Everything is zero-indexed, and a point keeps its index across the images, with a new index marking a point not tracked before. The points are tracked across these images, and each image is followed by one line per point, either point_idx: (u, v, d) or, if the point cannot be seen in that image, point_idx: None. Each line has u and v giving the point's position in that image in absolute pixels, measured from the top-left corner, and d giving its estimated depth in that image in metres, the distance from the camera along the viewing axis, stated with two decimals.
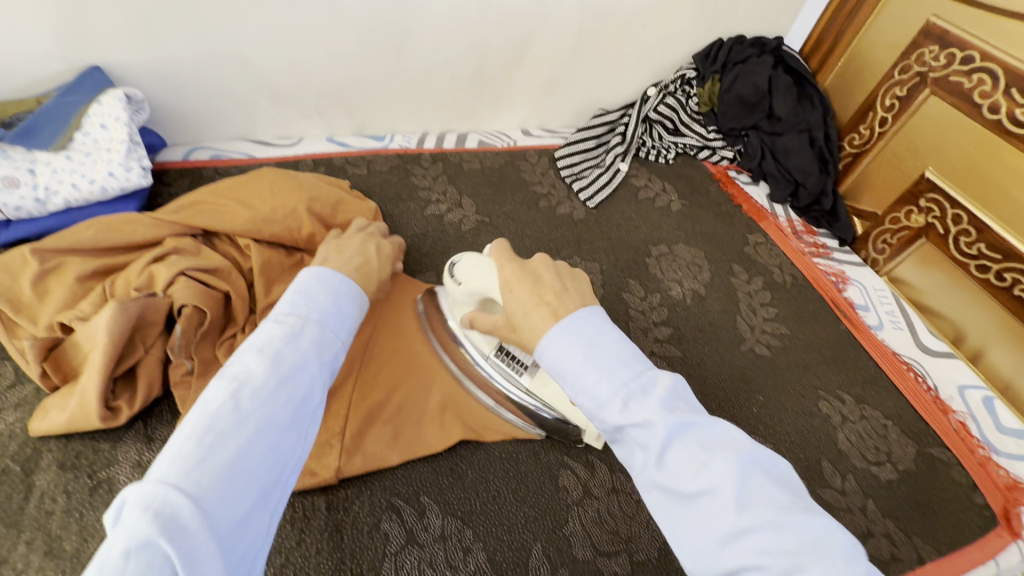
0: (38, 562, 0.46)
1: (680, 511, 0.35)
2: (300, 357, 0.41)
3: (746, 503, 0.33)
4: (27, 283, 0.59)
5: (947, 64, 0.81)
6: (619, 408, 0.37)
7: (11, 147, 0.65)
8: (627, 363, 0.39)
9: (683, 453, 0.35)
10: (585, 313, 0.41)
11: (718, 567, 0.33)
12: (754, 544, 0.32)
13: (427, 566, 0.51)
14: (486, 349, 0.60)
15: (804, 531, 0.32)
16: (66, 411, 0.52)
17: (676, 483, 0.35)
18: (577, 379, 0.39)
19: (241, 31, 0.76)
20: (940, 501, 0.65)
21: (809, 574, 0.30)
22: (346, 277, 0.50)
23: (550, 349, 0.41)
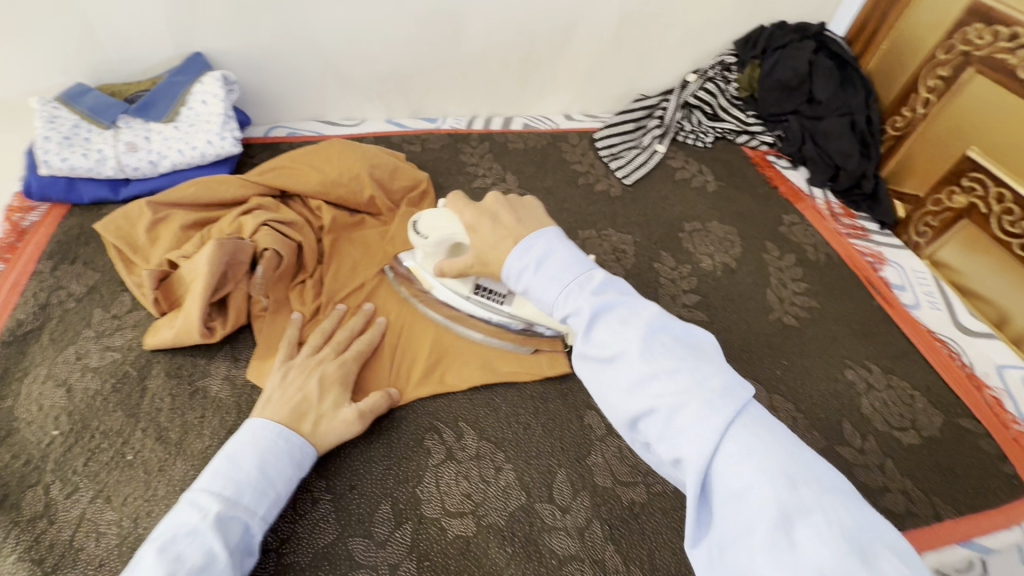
0: (151, 444, 0.56)
1: (603, 373, 0.43)
2: (203, 555, 0.42)
3: (651, 356, 0.40)
4: (143, 229, 0.71)
5: (993, 41, 0.81)
6: (564, 301, 0.45)
7: (132, 119, 0.78)
8: (567, 271, 0.47)
9: (606, 330, 0.43)
10: (534, 240, 0.50)
11: (628, 411, 0.41)
12: (654, 390, 0.39)
13: (463, 479, 0.58)
14: (465, 291, 0.66)
15: (695, 374, 0.39)
16: (173, 329, 0.62)
17: (597, 351, 0.43)
18: (528, 280, 0.48)
19: (317, 23, 0.87)
20: (964, 467, 0.66)
21: (692, 406, 0.38)
22: (281, 428, 0.52)
23: (511, 270, 0.50)
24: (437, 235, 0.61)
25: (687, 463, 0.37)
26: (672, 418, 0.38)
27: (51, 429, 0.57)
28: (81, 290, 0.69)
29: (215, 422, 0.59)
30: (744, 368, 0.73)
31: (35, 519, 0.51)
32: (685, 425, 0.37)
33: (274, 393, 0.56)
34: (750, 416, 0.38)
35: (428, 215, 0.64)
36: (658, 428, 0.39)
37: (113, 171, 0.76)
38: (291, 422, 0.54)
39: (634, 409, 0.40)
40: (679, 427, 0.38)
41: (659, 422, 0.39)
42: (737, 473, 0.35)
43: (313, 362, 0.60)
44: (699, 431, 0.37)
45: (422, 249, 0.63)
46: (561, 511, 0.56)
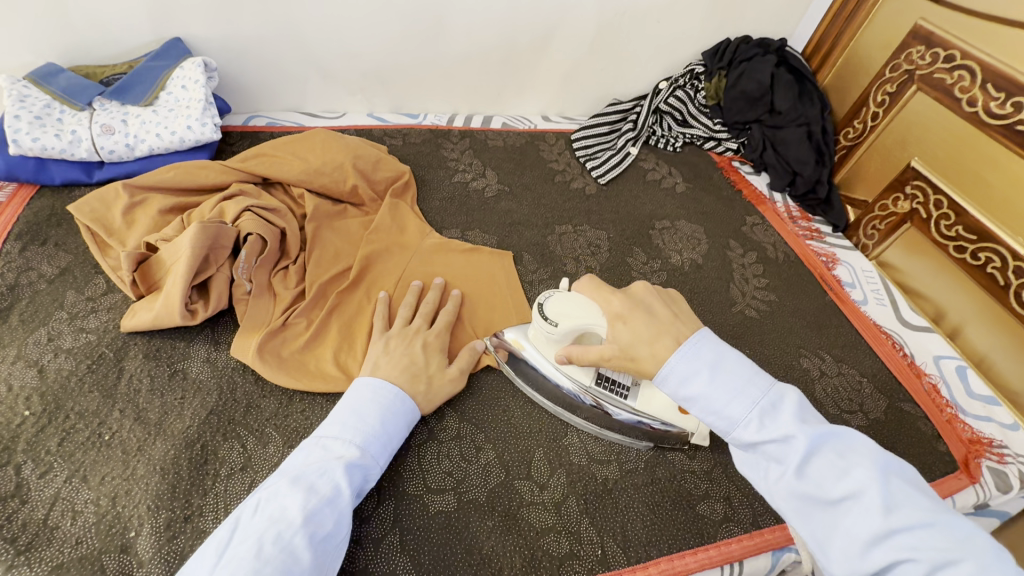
0: (129, 425, 0.56)
1: (824, 513, 0.41)
2: (332, 490, 0.47)
3: (891, 506, 0.38)
4: (119, 211, 0.70)
5: (932, 61, 0.89)
6: (756, 426, 0.44)
7: (108, 101, 0.77)
8: (734, 377, 0.46)
9: (790, 424, 0.43)
10: (687, 343, 0.49)
11: (866, 562, 0.38)
12: (829, 461, 0.41)
13: (444, 457, 0.60)
14: (587, 381, 0.61)
15: (952, 529, 0.36)
16: (151, 312, 0.62)
17: (816, 488, 0.41)
18: (688, 382, 0.48)
19: (301, 15, 0.88)
20: (904, 446, 0.72)
21: (961, 564, 0.34)
22: (398, 390, 0.57)
23: (666, 381, 0.49)
24: (570, 320, 0.57)
25: None
26: (852, 492, 0.40)
27: (22, 410, 0.55)
28: (51, 272, 0.67)
29: (195, 403, 0.59)
30: None
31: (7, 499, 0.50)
32: (855, 483, 0.40)
33: (382, 358, 0.61)
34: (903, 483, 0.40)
35: (557, 296, 0.60)
36: (832, 492, 0.41)
37: (87, 153, 0.75)
38: (408, 384, 0.59)
39: (808, 484, 0.41)
40: (852, 493, 0.40)
41: (913, 573, 0.36)
42: (905, 518, 0.37)
43: (414, 332, 0.65)
44: (878, 490, 0.39)
45: (549, 335, 0.60)
46: (540, 487, 0.59)
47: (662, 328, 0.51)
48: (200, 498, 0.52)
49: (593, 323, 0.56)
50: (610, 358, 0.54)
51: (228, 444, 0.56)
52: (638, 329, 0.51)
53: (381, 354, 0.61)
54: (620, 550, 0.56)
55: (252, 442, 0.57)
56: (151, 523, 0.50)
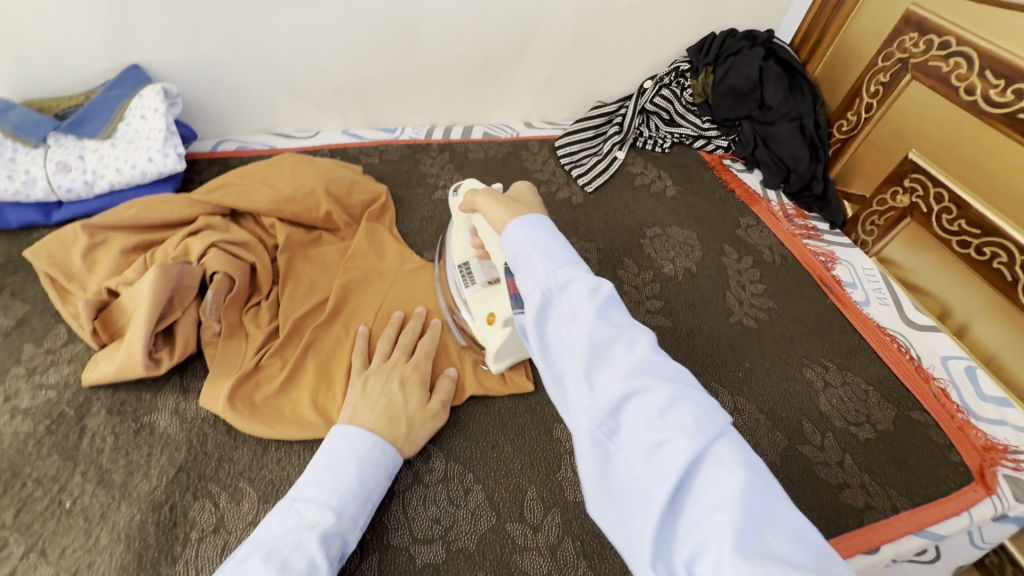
0: (92, 489, 0.52)
1: (598, 352, 0.39)
2: (307, 566, 0.43)
3: (652, 353, 0.39)
4: (78, 255, 0.66)
5: (926, 49, 0.85)
6: (567, 271, 0.43)
7: (64, 136, 0.73)
8: (569, 249, 0.45)
9: (617, 313, 0.41)
10: (537, 217, 0.47)
11: (619, 395, 0.37)
12: (651, 377, 0.38)
13: (431, 502, 0.57)
14: (455, 260, 0.68)
15: (688, 378, 0.39)
16: (114, 363, 0.58)
17: (604, 330, 0.39)
18: (525, 244, 0.45)
19: (265, 34, 0.84)
20: (916, 458, 0.69)
21: (690, 401, 0.36)
22: (376, 438, 0.54)
23: (513, 236, 0.46)
24: (469, 195, 0.69)
25: (670, 448, 0.35)
26: (666, 410, 0.36)
27: None
28: (9, 324, 0.64)
29: (163, 460, 0.55)
30: (707, 372, 0.74)
31: None
32: (678, 420, 0.35)
33: (360, 402, 0.57)
34: (733, 438, 0.35)
35: (474, 181, 0.70)
36: (646, 414, 0.36)
37: (43, 193, 0.71)
38: (386, 428, 0.55)
39: (623, 391, 0.37)
40: (672, 421, 0.35)
41: (654, 406, 0.36)
42: (717, 465, 0.34)
43: (391, 368, 0.62)
44: (695, 425, 0.35)
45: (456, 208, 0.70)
46: (533, 530, 0.56)
47: (532, 203, 0.57)
48: (170, 566, 0.49)
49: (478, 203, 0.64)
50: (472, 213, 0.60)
51: (198, 504, 0.53)
52: (522, 189, 0.60)
53: (357, 397, 0.58)
54: None
55: (224, 500, 0.53)
56: None
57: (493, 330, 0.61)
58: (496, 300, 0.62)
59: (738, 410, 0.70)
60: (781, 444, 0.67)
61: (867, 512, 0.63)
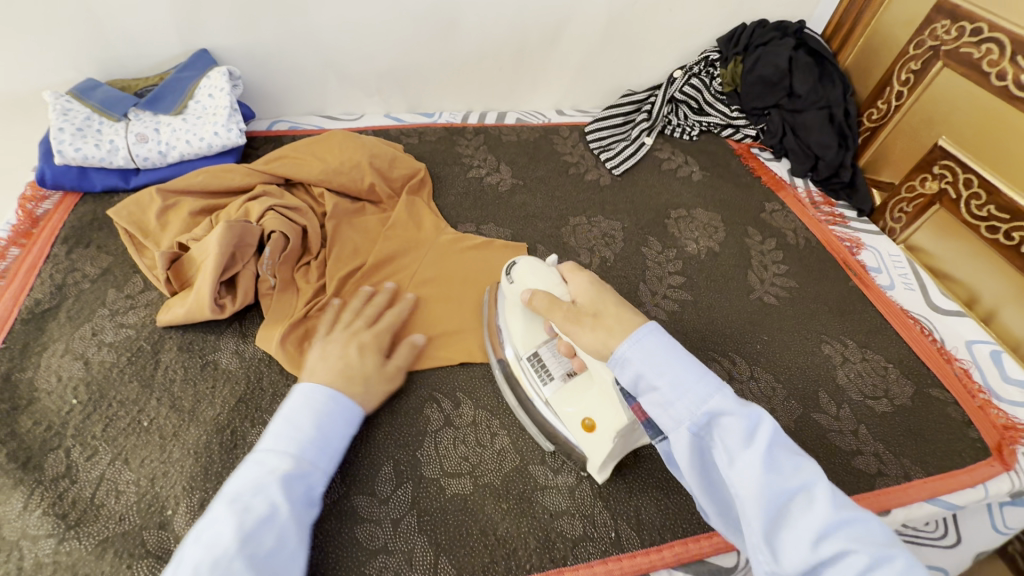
0: (165, 412, 0.60)
1: (768, 496, 0.39)
2: (268, 508, 0.45)
3: (834, 502, 0.38)
4: (153, 214, 0.74)
5: (958, 36, 0.85)
6: (720, 403, 0.43)
7: (142, 111, 0.81)
8: (704, 371, 0.45)
9: (782, 457, 0.40)
10: (643, 329, 0.48)
11: (806, 555, 0.37)
12: (842, 535, 0.36)
13: (460, 442, 0.62)
14: (521, 352, 0.63)
15: (875, 527, 0.37)
16: (185, 306, 0.65)
17: (778, 480, 0.39)
18: (659, 372, 0.45)
19: (319, 23, 0.91)
20: (932, 431, 0.70)
21: (883, 558, 0.35)
22: (332, 393, 0.55)
23: (631, 353, 0.47)
24: (528, 281, 0.62)
25: None
26: (863, 574, 0.35)
27: (70, 398, 0.60)
28: (95, 272, 0.72)
29: (225, 392, 0.62)
30: (725, 342, 0.77)
31: (58, 479, 0.54)
32: None
33: (318, 364, 0.59)
34: None
35: (529, 261, 0.64)
36: None
37: (124, 160, 0.80)
38: (343, 385, 0.57)
39: (811, 557, 0.36)
40: None
41: (848, 572, 0.35)
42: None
43: (351, 334, 0.63)
44: None
45: (512, 294, 0.64)
46: (553, 471, 0.60)
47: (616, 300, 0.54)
48: None
49: (554, 288, 0.60)
50: (550, 312, 0.57)
51: (256, 429, 0.59)
52: (588, 285, 0.57)
53: (315, 361, 0.60)
54: (635, 533, 0.57)
55: None
56: (187, 502, 0.53)
57: (595, 440, 0.56)
58: (589, 402, 0.57)
59: (755, 379, 0.73)
60: (797, 412, 0.70)
61: (879, 477, 0.65)
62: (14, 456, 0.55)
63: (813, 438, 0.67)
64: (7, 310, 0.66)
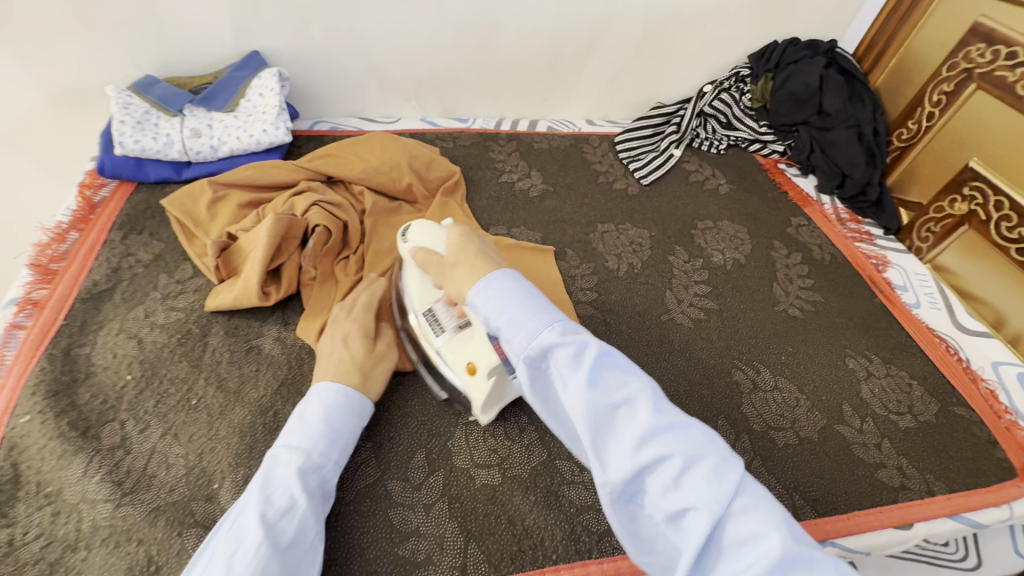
0: (212, 391, 0.63)
1: (601, 414, 0.39)
2: (288, 501, 0.48)
3: (658, 409, 0.39)
4: (205, 205, 0.78)
5: (992, 59, 0.86)
6: (558, 332, 0.42)
7: (196, 108, 0.86)
8: (547, 308, 0.44)
9: (611, 375, 0.40)
10: (500, 273, 0.47)
11: (631, 463, 0.37)
12: (661, 441, 0.37)
13: (490, 436, 0.64)
14: (419, 309, 0.65)
15: (697, 431, 0.38)
16: (233, 293, 0.69)
17: (605, 395, 0.39)
18: (500, 312, 0.44)
19: (365, 29, 0.95)
20: (957, 449, 0.70)
21: (704, 461, 0.36)
22: (338, 388, 0.58)
23: (485, 300, 0.46)
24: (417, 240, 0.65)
25: (695, 512, 0.35)
26: (680, 475, 0.36)
27: (124, 374, 0.63)
28: (148, 257, 0.76)
29: (268, 376, 0.65)
30: (749, 352, 0.78)
31: (114, 449, 0.57)
32: (694, 485, 0.35)
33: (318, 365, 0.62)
34: (748, 487, 0.36)
35: (420, 223, 0.67)
36: (663, 482, 0.36)
37: (178, 154, 0.84)
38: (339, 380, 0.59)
39: (634, 463, 0.37)
40: (688, 484, 0.36)
41: (668, 476, 0.36)
42: (744, 524, 0.34)
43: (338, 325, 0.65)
44: (711, 488, 0.35)
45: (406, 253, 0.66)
46: (580, 468, 0.62)
47: (482, 250, 0.52)
48: None
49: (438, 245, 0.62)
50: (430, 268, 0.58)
51: None
52: (457, 240, 0.54)
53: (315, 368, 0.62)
54: None
55: None
56: (232, 477, 0.56)
57: (476, 382, 0.60)
58: (472, 348, 0.61)
59: (778, 388, 0.74)
60: (821, 423, 0.71)
61: (901, 491, 0.65)
62: (74, 425, 0.58)
63: (835, 449, 0.68)
64: (67, 289, 0.70)
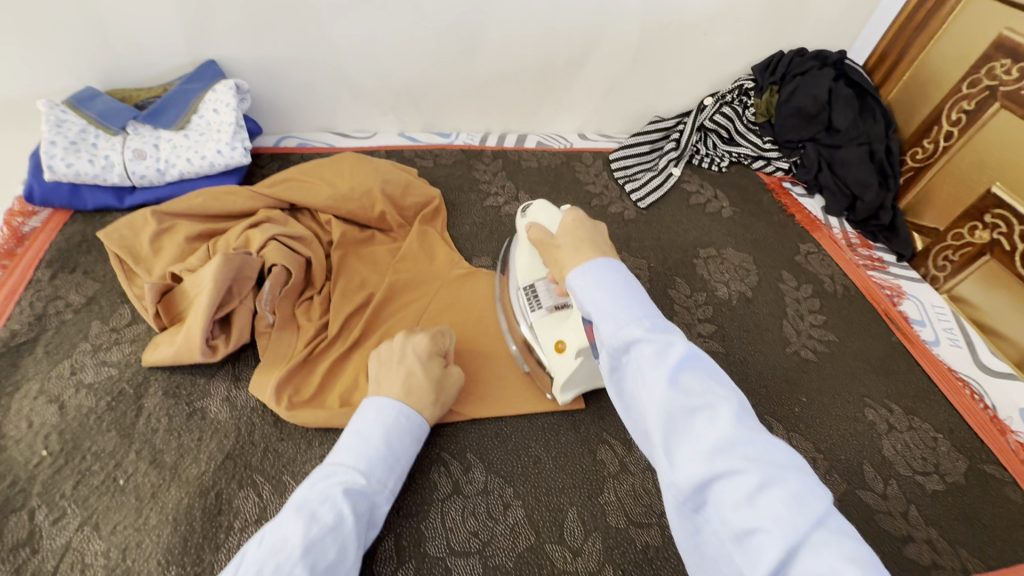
0: (144, 469, 0.54)
1: (680, 416, 0.35)
2: (335, 517, 0.43)
3: (743, 423, 0.34)
4: (146, 239, 0.68)
5: (1019, 77, 0.79)
6: (643, 326, 0.39)
7: (142, 125, 0.76)
8: (641, 302, 0.41)
9: (693, 377, 0.37)
10: (601, 260, 0.44)
11: (701, 470, 0.33)
12: (740, 455, 0.33)
13: (470, 515, 0.55)
14: (521, 282, 0.65)
15: (788, 458, 0.33)
16: (173, 346, 0.60)
17: (684, 395, 0.36)
18: (591, 297, 0.42)
19: (333, 36, 0.85)
20: (990, 516, 0.63)
21: (790, 487, 0.31)
22: (403, 405, 0.53)
23: (578, 281, 0.43)
24: (536, 217, 0.64)
25: (764, 539, 0.30)
26: (757, 494, 0.31)
27: (40, 449, 0.54)
28: (79, 301, 0.66)
29: (212, 447, 0.56)
30: (759, 403, 0.71)
31: (18, 548, 0.48)
32: (772, 509, 0.31)
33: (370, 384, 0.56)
34: (843, 530, 0.30)
35: (542, 202, 0.65)
36: (734, 498, 0.32)
37: (119, 178, 0.74)
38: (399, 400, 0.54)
39: (705, 471, 0.33)
40: (764, 507, 0.31)
41: (741, 492, 0.32)
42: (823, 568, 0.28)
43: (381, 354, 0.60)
44: (793, 515, 0.30)
45: (522, 228, 0.66)
46: (573, 554, 0.54)
47: (594, 236, 0.49)
48: (213, 553, 0.49)
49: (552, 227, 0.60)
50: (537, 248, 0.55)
51: (243, 493, 0.53)
52: (569, 224, 0.50)
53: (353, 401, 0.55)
54: None
55: (268, 491, 0.54)
56: None
57: (563, 360, 0.59)
58: (565, 330, 0.59)
59: (792, 447, 0.67)
60: (840, 488, 0.63)
61: (934, 571, 0.58)
62: None
63: (858, 519, 0.61)
64: None
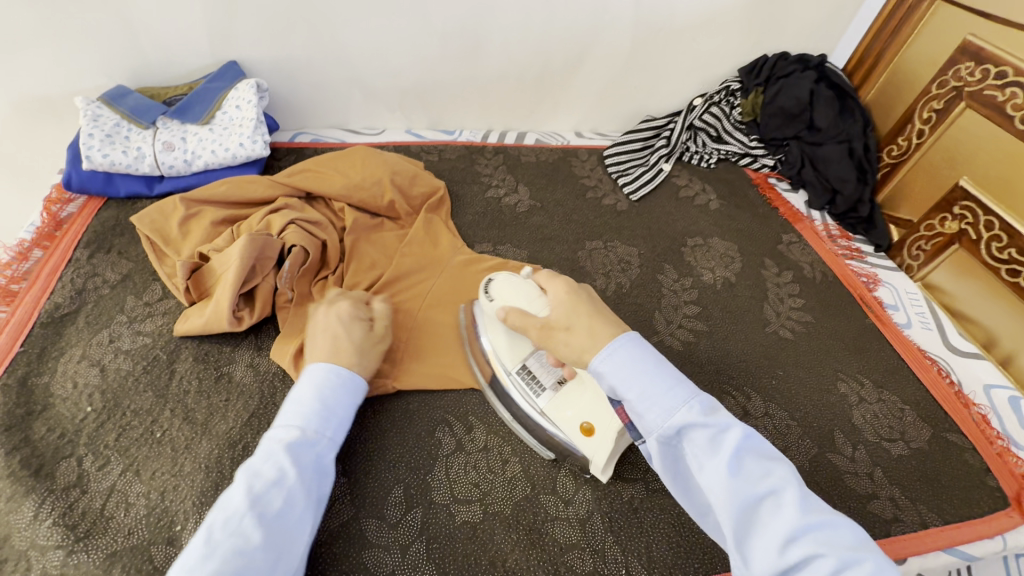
0: (178, 424, 0.60)
1: (747, 507, 0.40)
2: (276, 472, 0.46)
3: (806, 507, 0.39)
4: (176, 222, 0.74)
5: (982, 78, 0.85)
6: (694, 413, 0.44)
7: (170, 120, 0.82)
8: (682, 382, 0.46)
9: (752, 461, 0.42)
10: (624, 337, 0.49)
11: (779, 559, 0.38)
12: (809, 540, 0.38)
13: (471, 468, 0.61)
14: (509, 366, 0.63)
15: (849, 532, 0.39)
16: (203, 317, 0.66)
17: (747, 484, 0.41)
18: (627, 381, 0.47)
19: (346, 39, 0.92)
20: (949, 477, 0.69)
21: (863, 563, 0.36)
22: (329, 366, 0.56)
23: (609, 365, 0.48)
24: (506, 297, 0.63)
25: None
26: None
27: (85, 406, 0.60)
28: (115, 277, 0.73)
29: (239, 406, 0.62)
30: (739, 377, 0.76)
31: (69, 489, 0.54)
32: None
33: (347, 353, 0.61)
34: None
35: (504, 277, 0.65)
36: None
37: (149, 168, 0.81)
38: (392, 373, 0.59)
39: (780, 561, 0.38)
40: None
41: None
42: None
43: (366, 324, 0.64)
44: None
45: (491, 311, 0.65)
46: (564, 503, 0.59)
47: (595, 310, 0.53)
48: None
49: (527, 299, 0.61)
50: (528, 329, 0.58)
51: None
52: (566, 298, 0.55)
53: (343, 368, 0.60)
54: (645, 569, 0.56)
55: None
56: (195, 518, 0.53)
57: (595, 442, 0.58)
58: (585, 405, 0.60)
59: (769, 415, 0.73)
60: (812, 451, 0.69)
61: (895, 524, 0.64)
62: (26, 463, 0.55)
63: (827, 478, 0.67)
64: (27, 313, 0.67)
